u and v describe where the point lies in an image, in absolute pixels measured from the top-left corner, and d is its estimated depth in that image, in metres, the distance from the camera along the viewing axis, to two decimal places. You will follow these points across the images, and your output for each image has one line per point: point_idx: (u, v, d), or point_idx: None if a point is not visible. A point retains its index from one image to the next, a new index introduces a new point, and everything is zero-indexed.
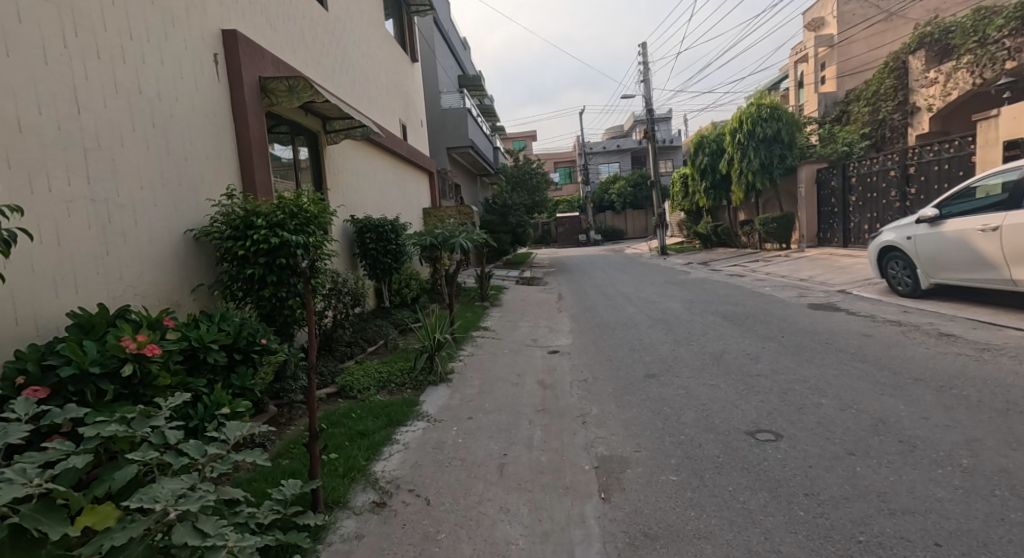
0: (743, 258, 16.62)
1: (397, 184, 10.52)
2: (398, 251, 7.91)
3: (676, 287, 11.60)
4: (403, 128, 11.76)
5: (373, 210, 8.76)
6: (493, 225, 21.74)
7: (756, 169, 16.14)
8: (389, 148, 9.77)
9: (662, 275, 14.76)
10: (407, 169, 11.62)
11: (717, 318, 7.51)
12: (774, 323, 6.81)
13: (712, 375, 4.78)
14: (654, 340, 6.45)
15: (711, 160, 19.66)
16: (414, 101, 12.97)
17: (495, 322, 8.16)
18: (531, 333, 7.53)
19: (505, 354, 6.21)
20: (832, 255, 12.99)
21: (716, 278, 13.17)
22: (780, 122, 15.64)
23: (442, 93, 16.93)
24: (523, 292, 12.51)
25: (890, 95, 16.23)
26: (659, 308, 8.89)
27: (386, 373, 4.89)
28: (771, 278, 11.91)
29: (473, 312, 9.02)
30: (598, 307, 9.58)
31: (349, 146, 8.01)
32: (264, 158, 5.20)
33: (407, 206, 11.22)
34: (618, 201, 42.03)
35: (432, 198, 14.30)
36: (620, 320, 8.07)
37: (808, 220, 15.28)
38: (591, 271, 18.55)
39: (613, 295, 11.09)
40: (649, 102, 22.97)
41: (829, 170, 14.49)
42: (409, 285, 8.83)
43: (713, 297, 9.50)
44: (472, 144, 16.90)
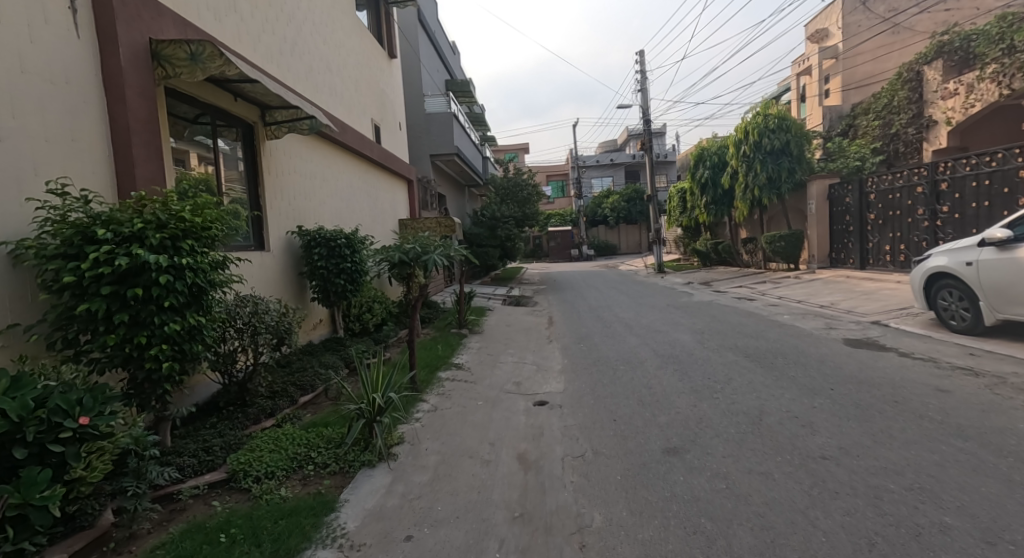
0: (748, 279, 15.50)
1: (363, 191, 9.23)
2: (359, 271, 6.63)
3: (681, 312, 10.36)
4: (376, 129, 10.47)
5: (329, 220, 7.47)
6: (482, 239, 20.44)
7: (762, 183, 15.06)
8: (352, 148, 8.49)
9: (662, 296, 13.57)
10: (378, 174, 10.33)
11: (740, 356, 6.24)
12: (813, 366, 5.53)
13: (759, 453, 3.45)
14: (667, 388, 5.15)
15: (712, 174, 18.60)
16: (390, 102, 11.73)
17: (470, 358, 6.80)
18: (515, 373, 6.19)
19: (478, 407, 4.86)
20: (850, 278, 11.83)
21: (723, 301, 11.95)
22: (788, 134, 14.58)
23: (426, 95, 15.73)
24: (509, 315, 11.18)
25: (903, 108, 15.29)
26: (665, 340, 7.63)
27: (306, 447, 3.52)
28: (785, 303, 10.70)
29: (449, 341, 7.74)
30: (595, 337, 8.30)
31: (298, 143, 6.72)
32: (155, 147, 3.86)
33: (377, 218, 9.93)
34: (612, 216, 41.00)
35: (411, 209, 13.01)
36: (622, 356, 6.78)
37: (819, 238, 14.17)
38: (585, 289, 17.36)
39: (611, 321, 9.81)
40: (646, 113, 21.93)
41: (842, 186, 13.45)
42: (371, 308, 7.56)
43: (727, 327, 8.25)
44: (457, 151, 15.72)
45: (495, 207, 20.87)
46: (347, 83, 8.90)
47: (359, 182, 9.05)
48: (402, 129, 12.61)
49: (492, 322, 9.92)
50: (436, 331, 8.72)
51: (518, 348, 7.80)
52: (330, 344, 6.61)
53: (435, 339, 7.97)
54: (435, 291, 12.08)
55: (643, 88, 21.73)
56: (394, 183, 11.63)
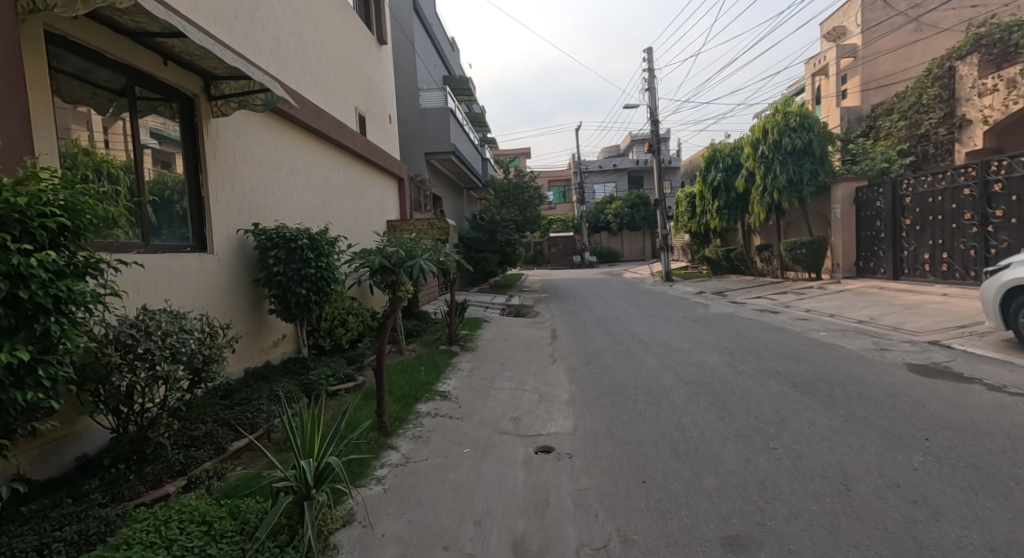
0: (765, 289, 14.46)
1: (342, 187, 8.18)
2: (329, 279, 5.56)
3: (699, 327, 9.31)
4: (360, 119, 9.44)
5: (295, 218, 6.40)
6: (479, 244, 19.29)
7: (781, 186, 14.04)
8: (327, 136, 7.45)
9: (675, 307, 12.51)
10: (362, 169, 9.28)
11: (785, 385, 5.15)
12: (884, 402, 4.45)
13: (868, 555, 2.34)
14: (706, 432, 4.05)
15: (726, 176, 17.65)
16: (379, 92, 10.73)
17: (457, 383, 5.70)
18: (512, 405, 5.10)
19: (463, 458, 3.75)
20: (883, 289, 10.78)
21: (743, 314, 10.90)
22: (810, 133, 13.60)
23: (421, 90, 14.74)
24: (508, 327, 10.11)
25: (933, 107, 14.29)
26: (689, 362, 6.55)
27: (201, 538, 2.40)
28: (815, 317, 9.63)
29: (437, 360, 6.63)
30: (606, 357, 7.23)
31: (256, 125, 5.67)
32: (16, 105, 2.80)
33: (360, 218, 8.89)
34: (615, 222, 40.02)
35: (401, 210, 11.96)
36: (641, 383, 5.70)
37: (845, 246, 13.11)
38: (590, 298, 16.32)
39: (622, 337, 8.73)
40: (654, 113, 20.98)
41: (871, 189, 12.40)
42: (346, 321, 6.49)
43: (758, 346, 7.18)
44: (454, 150, 14.74)
45: (494, 211, 19.86)
46: (326, 64, 7.87)
47: (338, 176, 8.01)
48: (392, 123, 11.61)
49: (488, 336, 8.85)
50: (422, 347, 7.64)
51: (517, 368, 6.73)
52: (291, 365, 5.53)
53: (419, 357, 6.89)
54: (422, 300, 11.01)
55: (651, 87, 20.74)
56: (382, 180, 10.62)
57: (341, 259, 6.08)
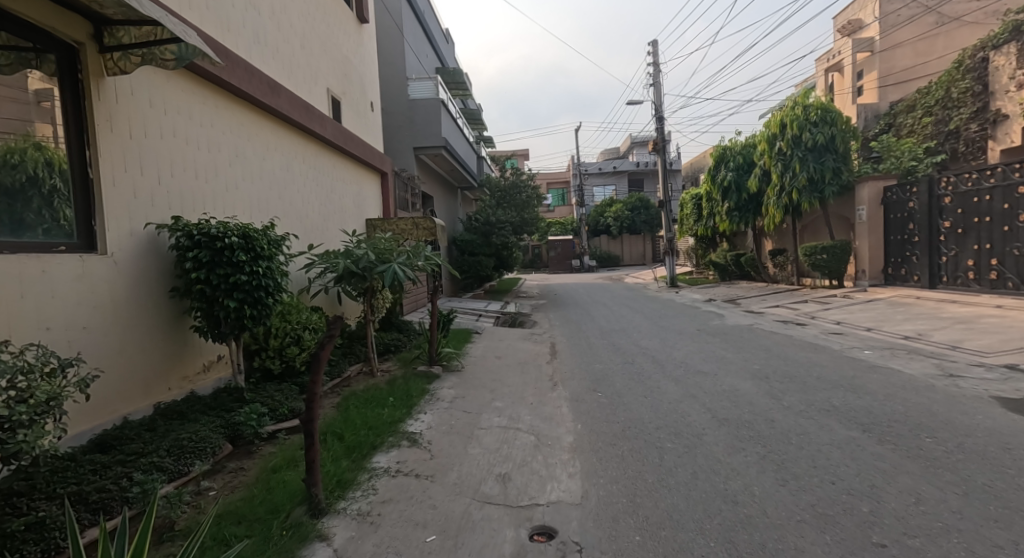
0: (782, 297, 13.41)
1: (305, 178, 7.00)
2: (271, 289, 4.39)
3: (720, 342, 8.18)
4: (333, 102, 8.25)
5: (236, 213, 5.21)
6: (474, 246, 18.41)
7: (801, 185, 12.97)
8: (285, 116, 6.27)
9: (686, 318, 11.40)
10: (333, 158, 8.09)
11: (852, 429, 4.00)
12: (1006, 461, 3.27)
13: None
14: (771, 510, 2.88)
15: (737, 176, 16.64)
16: (359, 76, 9.58)
17: (434, 420, 4.54)
18: (502, 455, 3.93)
19: (424, 556, 2.55)
20: (922, 300, 9.68)
21: (764, 326, 9.79)
22: (833, 127, 12.51)
23: (410, 79, 13.64)
24: (502, 341, 8.96)
25: (965, 101, 13.20)
26: (719, 391, 5.41)
27: None
28: (849, 331, 8.51)
29: (412, 388, 5.46)
30: (616, 381, 6.09)
31: (182, 94, 4.49)
32: None
33: (328, 214, 7.72)
34: (615, 226, 38.85)
35: (384, 208, 10.81)
36: (665, 422, 4.53)
37: (872, 250, 12.08)
38: (592, 305, 15.24)
39: (634, 355, 7.59)
40: (659, 110, 19.91)
41: (901, 188, 11.34)
42: (302, 339, 5.31)
43: (797, 370, 6.04)
44: (445, 144, 13.67)
45: (490, 211, 18.79)
46: (288, 33, 6.69)
47: (300, 165, 6.83)
48: (375, 111, 10.50)
49: (478, 353, 7.69)
50: (398, 369, 6.47)
51: (510, 396, 5.57)
52: (220, 397, 4.34)
53: (391, 383, 5.72)
54: (404, 308, 9.88)
55: (656, 83, 19.69)
56: (359, 173, 9.44)
57: (291, 263, 4.90)
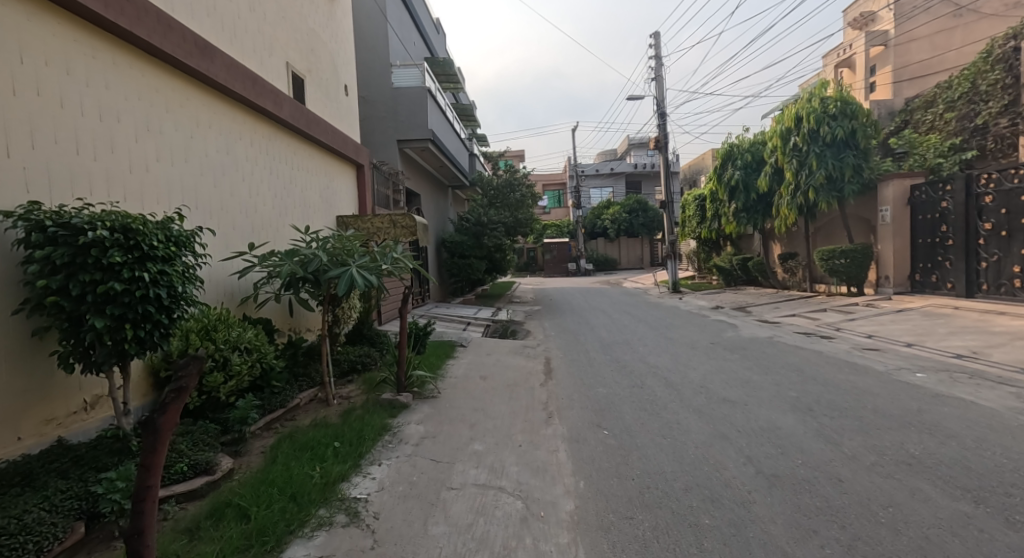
0: (797, 306, 12.41)
1: (252, 164, 5.87)
2: (168, 301, 3.24)
3: (740, 359, 7.12)
4: (294, 79, 7.13)
5: (142, 201, 4.07)
6: (464, 248, 17.39)
7: (818, 183, 11.91)
8: (222, 86, 5.13)
9: (696, 328, 10.35)
10: (292, 144, 6.97)
11: (959, 500, 2.91)
12: None
13: None
14: None
15: (745, 175, 15.65)
16: (328, 54, 8.49)
17: (388, 478, 3.41)
18: (475, 538, 2.80)
19: None
20: (961, 311, 8.66)
21: (786, 339, 8.74)
22: (854, 120, 11.54)
23: (395, 65, 12.65)
24: (490, 357, 7.83)
25: (993, 94, 12.23)
26: (756, 430, 4.33)
27: None
28: (886, 347, 7.46)
29: (368, 426, 4.34)
30: (626, 413, 5.00)
31: (52, 37, 3.34)
32: None
33: (283, 209, 6.59)
34: (612, 228, 37.82)
35: (359, 205, 9.72)
36: (697, 480, 3.41)
37: (896, 255, 11.11)
38: (591, 312, 14.21)
39: (642, 375, 6.50)
40: (661, 106, 18.93)
41: (932, 187, 10.37)
42: (229, 360, 4.17)
43: (845, 400, 4.96)
44: (433, 137, 12.67)
45: (482, 211, 17.77)
46: None
47: (243, 149, 5.69)
48: (349, 96, 9.40)
49: (460, 374, 6.58)
50: (360, 397, 5.34)
51: (494, 436, 4.45)
52: (95, 449, 3.18)
53: (346, 419, 4.58)
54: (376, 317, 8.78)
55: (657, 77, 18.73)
56: (326, 163, 8.31)
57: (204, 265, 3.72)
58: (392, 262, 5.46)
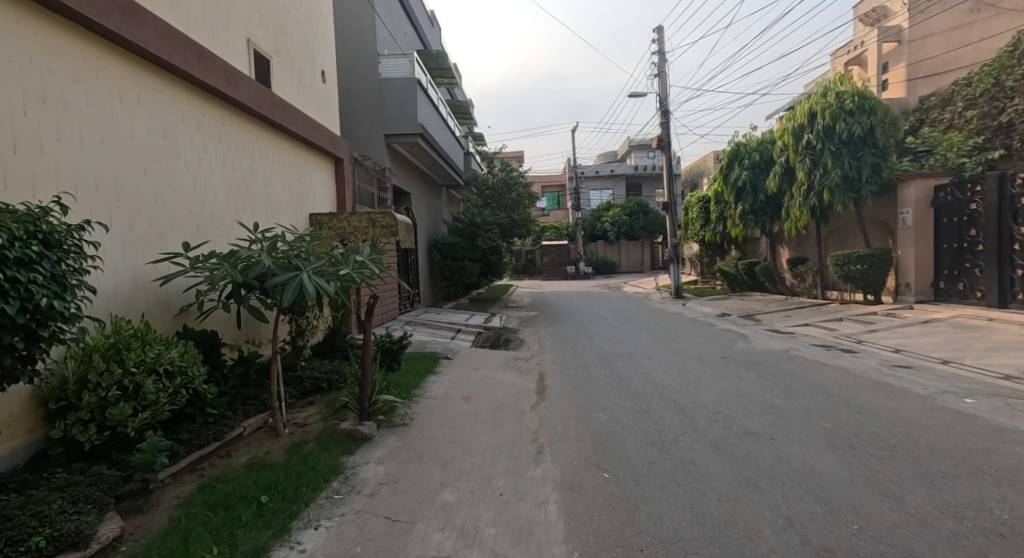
0: (809, 314, 11.66)
1: (200, 152, 5.09)
2: (27, 319, 2.43)
3: (757, 377, 6.34)
4: (256, 59, 6.33)
5: (32, 189, 3.28)
6: (457, 250, 16.59)
7: (833, 184, 11.13)
8: (156, 57, 4.35)
9: (703, 338, 9.58)
10: (254, 132, 6.19)
11: None
12: None
13: None
14: None
15: (752, 175, 14.91)
16: (302, 36, 7.71)
17: (322, 551, 2.61)
18: None
19: None
20: (996, 324, 7.89)
21: (804, 353, 7.97)
22: (872, 116, 10.80)
23: (382, 55, 12.03)
24: (478, 373, 7.03)
25: (1020, 90, 11.47)
26: (789, 474, 3.54)
27: None
28: (919, 364, 6.68)
29: (316, 468, 3.54)
30: (631, 448, 4.20)
31: None
32: None
33: (240, 204, 5.81)
34: (612, 230, 37.06)
35: (338, 202, 8.94)
36: (726, 556, 2.61)
37: (918, 261, 10.35)
38: (590, 319, 13.45)
39: (648, 398, 5.70)
40: (663, 103, 18.20)
41: (960, 188, 9.59)
42: (143, 388, 3.36)
43: (891, 434, 4.16)
44: (423, 131, 12.10)
45: (477, 211, 17.00)
46: None
47: (188, 133, 4.90)
48: (327, 84, 8.61)
49: (439, 395, 5.78)
50: (317, 425, 4.55)
51: (470, 480, 3.65)
52: None
53: (291, 456, 3.78)
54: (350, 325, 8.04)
55: (659, 74, 18.13)
56: (298, 156, 7.52)
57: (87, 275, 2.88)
58: (353, 268, 4.60)
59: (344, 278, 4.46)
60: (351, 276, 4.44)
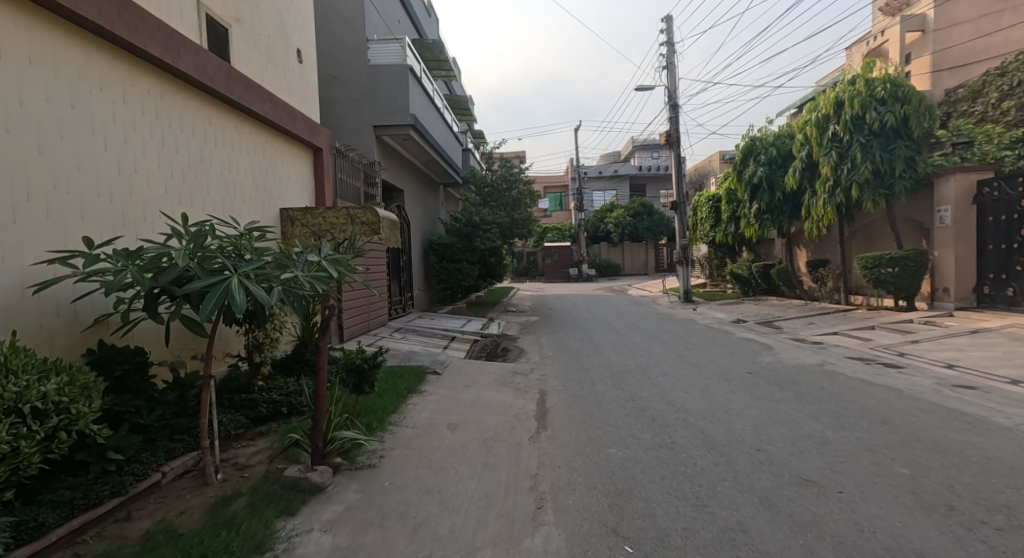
0: (835, 322, 10.73)
1: (127, 129, 4.19)
2: None
3: (795, 400, 5.40)
4: (210, 25, 5.44)
5: None
6: (454, 251, 15.69)
7: (863, 179, 10.20)
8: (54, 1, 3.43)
9: (722, 349, 8.64)
10: (207, 110, 5.30)
11: None
12: None
13: None
14: None
15: (769, 172, 13.99)
16: (272, 7, 6.81)
17: None
18: None
19: None
20: None
21: (840, 367, 7.04)
22: (907, 104, 9.86)
23: (372, 40, 11.16)
24: (470, 393, 6.09)
25: None
26: (881, 553, 2.59)
27: None
28: (982, 384, 5.74)
29: (235, 542, 2.61)
30: (657, 504, 3.25)
31: None
32: None
33: (185, 194, 4.90)
34: (616, 231, 36.12)
35: (316, 196, 8.06)
36: None
37: (959, 264, 9.47)
38: (595, 325, 12.54)
39: (670, 427, 4.76)
40: (672, 97, 17.32)
41: (1010, 182, 8.79)
42: None
43: (994, 487, 3.21)
44: (416, 122, 11.27)
45: (475, 210, 16.11)
46: None
47: (107, 105, 3.98)
48: (303, 64, 7.72)
49: (421, 423, 4.84)
50: (261, 467, 3.64)
51: (445, 555, 2.70)
52: None
53: (208, 521, 2.84)
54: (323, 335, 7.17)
55: (667, 66, 17.31)
56: (266, 141, 6.61)
57: None
58: (303, 269, 3.65)
59: (291, 282, 3.51)
60: (300, 280, 3.50)
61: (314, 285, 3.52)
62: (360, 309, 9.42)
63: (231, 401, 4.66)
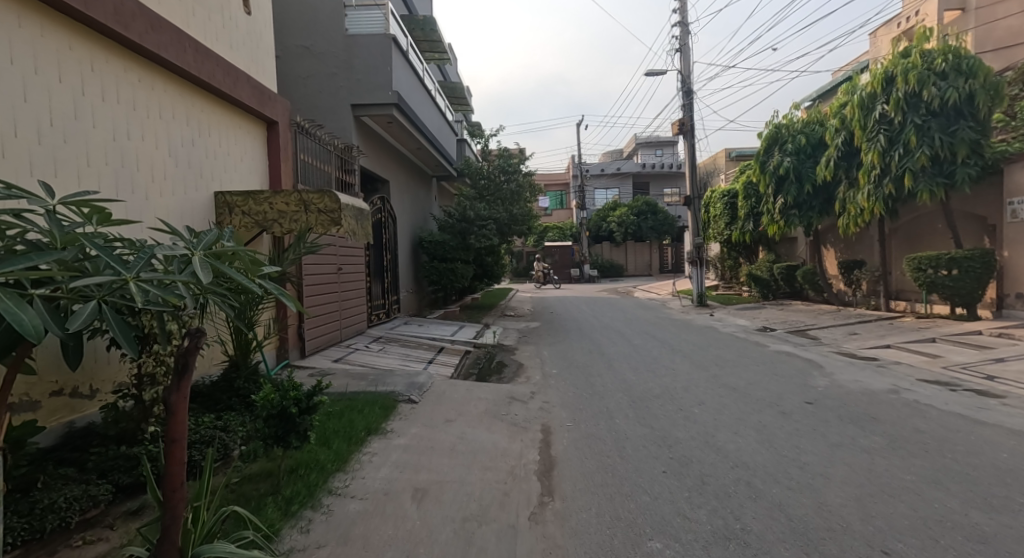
0: (881, 332, 9.29)
1: None
2: None
3: (892, 450, 3.96)
4: None
5: None
6: (446, 249, 14.25)
7: (918, 166, 8.77)
8: None
9: (760, 367, 7.19)
10: (85, 47, 3.82)
11: None
12: None
13: None
14: None
15: (797, 162, 12.56)
16: None
17: None
18: None
19: None
20: None
21: (918, 394, 5.60)
22: (974, 78, 8.42)
23: (349, 5, 9.71)
24: (452, 435, 4.63)
25: None
26: None
27: None
28: None
29: None
30: None
31: None
32: None
33: (41, 161, 3.42)
34: (619, 230, 34.60)
35: (271, 178, 6.58)
36: None
37: None
38: (603, 333, 11.09)
39: (732, 499, 3.31)
40: (685, 82, 15.89)
41: None
42: None
43: None
44: (400, 101, 9.83)
45: (470, 204, 14.66)
46: None
47: None
48: (252, 14, 6.26)
49: (374, 491, 3.39)
50: None
51: None
52: None
53: None
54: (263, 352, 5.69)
55: (680, 48, 15.90)
56: (193, 104, 5.13)
57: None
58: (143, 266, 2.11)
59: (115, 288, 1.99)
60: (130, 286, 1.97)
61: (154, 295, 1.98)
62: (329, 317, 7.97)
63: (99, 461, 3.18)
